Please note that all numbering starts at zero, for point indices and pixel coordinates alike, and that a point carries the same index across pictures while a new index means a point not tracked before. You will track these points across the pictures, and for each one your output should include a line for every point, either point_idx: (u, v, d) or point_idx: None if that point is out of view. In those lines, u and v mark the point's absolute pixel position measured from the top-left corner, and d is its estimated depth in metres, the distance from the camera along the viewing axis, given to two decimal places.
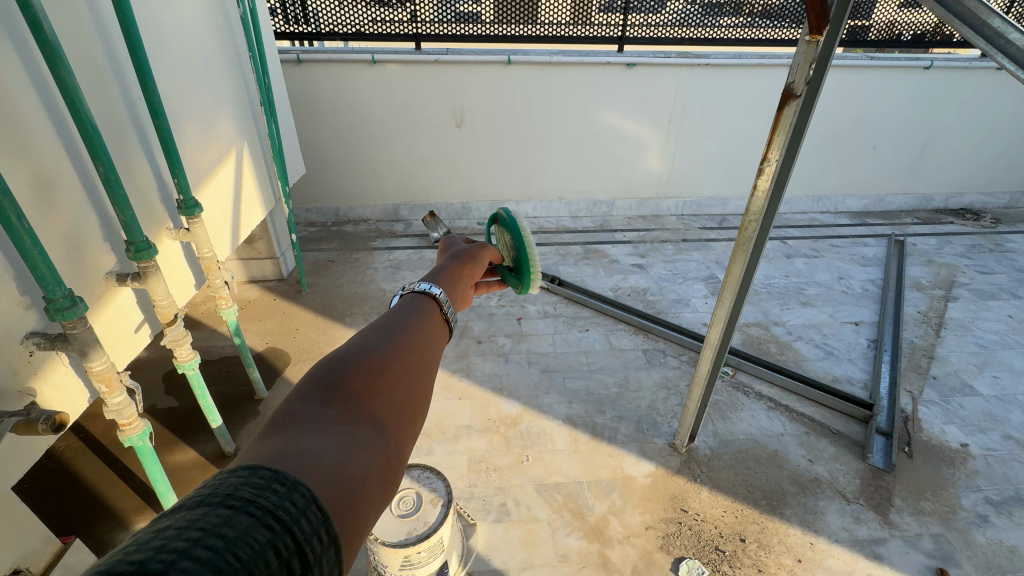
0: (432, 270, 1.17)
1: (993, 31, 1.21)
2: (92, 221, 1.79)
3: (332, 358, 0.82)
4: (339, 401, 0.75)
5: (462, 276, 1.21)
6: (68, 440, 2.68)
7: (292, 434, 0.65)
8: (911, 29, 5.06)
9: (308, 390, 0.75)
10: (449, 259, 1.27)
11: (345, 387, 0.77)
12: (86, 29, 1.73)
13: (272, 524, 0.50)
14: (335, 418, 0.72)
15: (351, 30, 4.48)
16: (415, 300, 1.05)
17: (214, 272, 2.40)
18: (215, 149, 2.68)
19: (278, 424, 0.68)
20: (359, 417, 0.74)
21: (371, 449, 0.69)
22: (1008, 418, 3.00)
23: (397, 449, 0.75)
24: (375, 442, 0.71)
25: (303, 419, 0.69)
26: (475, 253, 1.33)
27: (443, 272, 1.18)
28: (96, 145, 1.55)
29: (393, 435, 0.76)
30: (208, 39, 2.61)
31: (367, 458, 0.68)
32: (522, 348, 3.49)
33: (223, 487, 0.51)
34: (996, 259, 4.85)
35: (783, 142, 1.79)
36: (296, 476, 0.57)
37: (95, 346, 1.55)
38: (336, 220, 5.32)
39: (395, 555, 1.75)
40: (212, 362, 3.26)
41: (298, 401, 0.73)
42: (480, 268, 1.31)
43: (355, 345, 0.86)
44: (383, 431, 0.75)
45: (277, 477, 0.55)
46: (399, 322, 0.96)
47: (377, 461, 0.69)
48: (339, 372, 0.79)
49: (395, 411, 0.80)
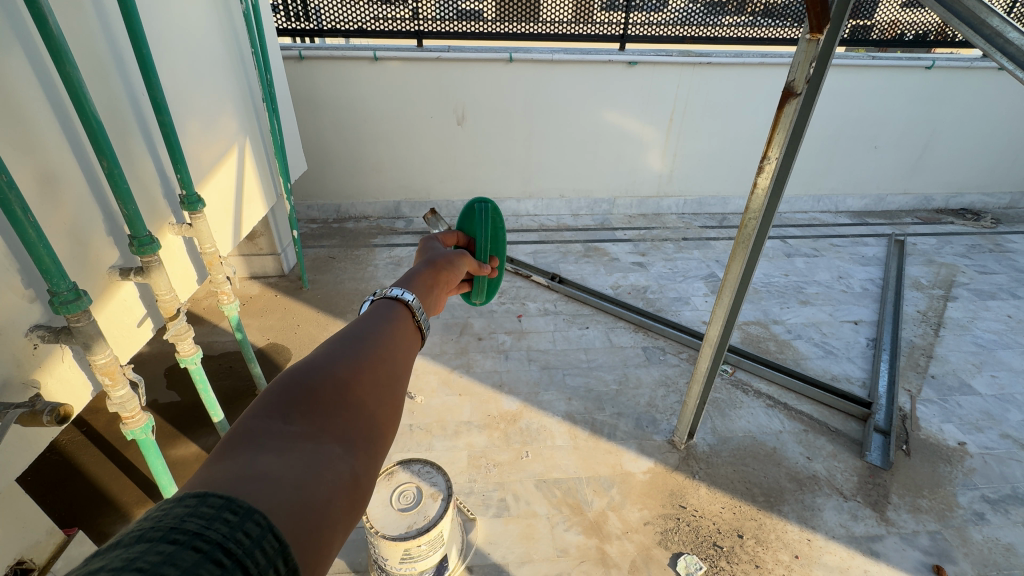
0: (405, 277, 1.13)
1: (992, 30, 1.22)
2: (94, 215, 1.79)
3: (295, 369, 0.76)
4: (302, 415, 0.69)
5: (435, 283, 1.19)
6: (71, 434, 2.69)
7: (249, 455, 0.59)
8: (913, 29, 5.06)
9: (268, 405, 0.69)
10: (424, 264, 1.24)
11: (308, 401, 0.71)
12: (91, 25, 1.74)
13: (222, 559, 0.44)
14: (298, 436, 0.66)
15: (353, 26, 4.49)
16: (386, 307, 1.01)
17: (216, 267, 2.42)
18: (218, 145, 2.70)
19: (233, 445, 0.61)
20: (325, 433, 0.68)
21: (337, 468, 0.64)
22: (1005, 417, 3.01)
23: (368, 464, 0.69)
24: (342, 460, 0.66)
25: (261, 438, 0.63)
26: (450, 260, 1.30)
27: (416, 278, 1.15)
28: (100, 140, 1.56)
29: (363, 450, 0.70)
30: (211, 35, 2.62)
31: (333, 478, 0.62)
32: (523, 345, 3.51)
33: (167, 520, 0.45)
34: (996, 259, 4.85)
35: (782, 140, 1.80)
36: (249, 503, 0.51)
37: (99, 339, 1.56)
38: (338, 217, 5.33)
39: (395, 548, 1.76)
40: (213, 357, 3.28)
41: (256, 417, 0.67)
42: (455, 276, 1.29)
43: (320, 356, 0.81)
44: (352, 447, 0.69)
45: (228, 506, 0.49)
46: (370, 330, 0.92)
47: (345, 481, 0.63)
48: (302, 384, 0.74)
49: (366, 425, 0.74)
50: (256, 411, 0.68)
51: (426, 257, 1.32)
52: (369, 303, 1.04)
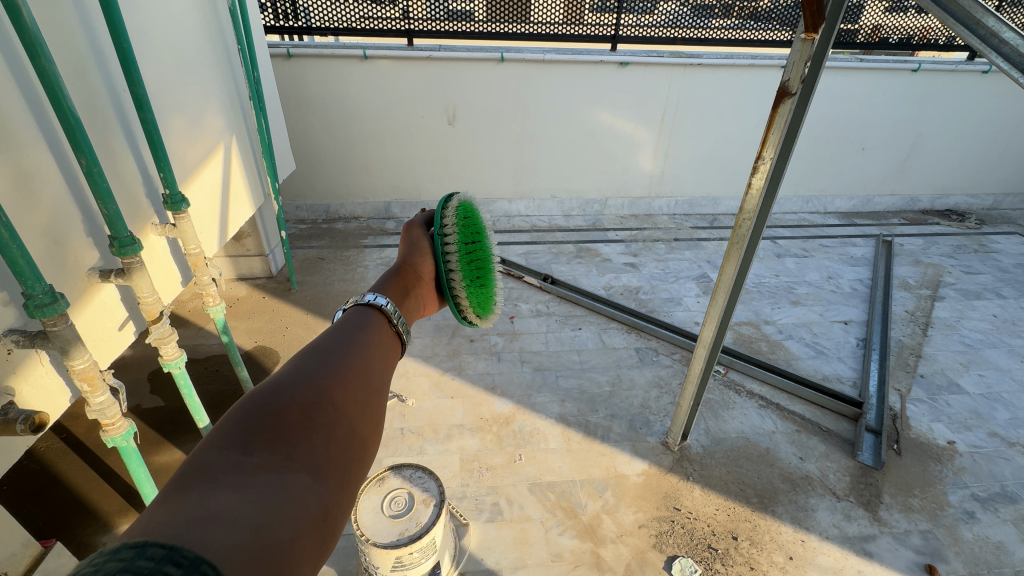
0: (380, 280, 1.11)
1: (987, 30, 1.21)
2: (74, 215, 1.74)
3: (257, 390, 0.70)
4: (264, 444, 0.63)
5: (409, 287, 1.17)
6: (50, 441, 2.61)
7: (201, 495, 0.54)
8: (897, 33, 5.08)
9: (227, 431, 0.63)
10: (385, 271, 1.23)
11: (272, 426, 0.65)
12: (69, 19, 1.69)
13: None
14: (259, 468, 0.60)
15: (342, 25, 4.42)
16: (360, 314, 0.97)
17: (201, 268, 2.33)
18: (204, 144, 2.64)
19: (185, 482, 0.56)
20: (290, 460, 0.62)
21: (304, 500, 0.58)
22: (993, 416, 3.04)
23: (342, 490, 0.63)
24: (311, 490, 0.60)
25: (216, 473, 0.58)
26: (414, 253, 1.28)
27: (387, 280, 1.13)
28: (78, 137, 1.50)
29: (336, 475, 0.64)
30: (196, 32, 2.56)
31: (299, 515, 0.56)
32: (515, 346, 3.48)
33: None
34: (981, 259, 4.92)
35: (777, 140, 1.79)
36: (196, 552, 0.46)
37: (77, 343, 1.51)
38: (327, 217, 5.27)
39: (386, 557, 1.71)
40: (198, 361, 3.20)
41: (212, 447, 0.61)
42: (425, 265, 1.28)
43: (288, 373, 0.75)
44: (323, 474, 0.63)
45: (171, 557, 0.44)
46: (345, 341, 0.86)
47: (313, 515, 0.58)
48: (266, 407, 0.67)
49: (341, 445, 0.68)
50: (213, 439, 0.62)
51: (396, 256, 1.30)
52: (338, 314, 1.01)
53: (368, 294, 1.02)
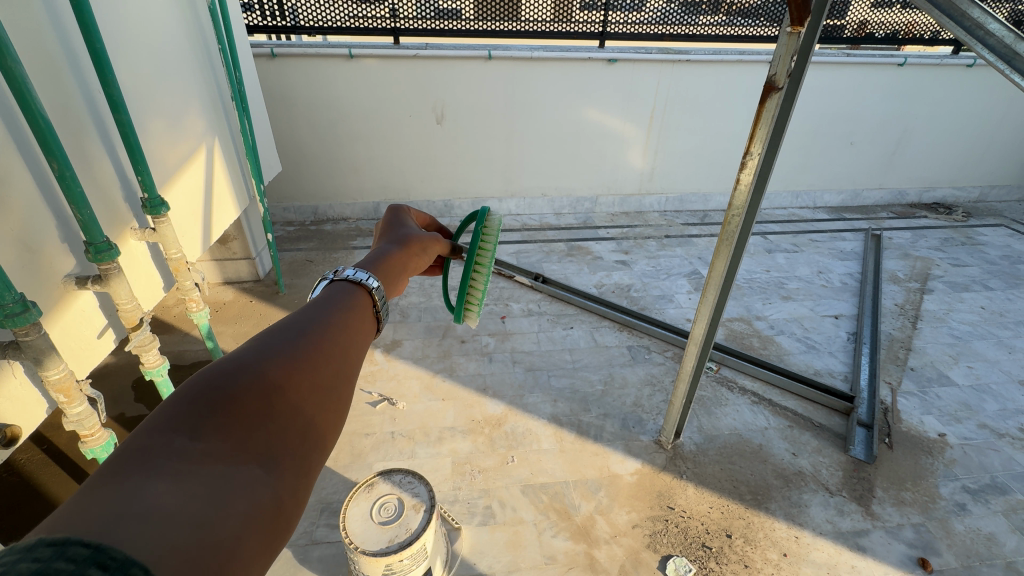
0: (369, 259, 1.08)
1: (973, 21, 1.19)
2: (48, 222, 1.69)
3: (213, 367, 0.66)
4: (215, 429, 0.59)
5: (402, 266, 1.14)
6: (30, 452, 2.54)
7: (137, 482, 0.49)
8: (883, 28, 5.10)
9: (174, 413, 0.59)
10: (391, 242, 1.22)
11: (225, 410, 0.62)
12: (39, 19, 1.63)
13: None
14: (208, 455, 0.56)
15: (328, 24, 4.36)
16: (337, 291, 0.96)
17: (183, 273, 2.28)
18: (185, 146, 2.58)
19: (119, 464, 0.51)
20: (241, 451, 0.59)
21: (254, 495, 0.55)
22: (982, 407, 3.06)
23: (294, 485, 0.61)
24: (262, 484, 0.57)
25: (156, 458, 0.53)
26: (421, 238, 1.27)
27: (382, 259, 1.10)
28: (49, 141, 1.45)
29: (291, 468, 0.62)
30: (175, 31, 2.50)
31: (247, 511, 0.53)
32: (507, 346, 3.45)
33: None
34: (968, 251, 4.97)
35: (765, 135, 1.77)
36: (126, 553, 0.40)
37: (51, 353, 1.46)
38: (315, 219, 5.21)
39: (375, 565, 1.67)
40: (184, 367, 3.14)
41: (155, 429, 0.56)
42: (430, 253, 1.29)
43: (250, 352, 0.71)
44: (275, 468, 0.60)
45: (96, 558, 0.38)
46: (315, 319, 0.84)
47: (264, 510, 0.55)
48: (222, 388, 0.64)
49: (296, 436, 0.66)
50: (157, 419, 0.57)
51: (382, 238, 1.28)
52: (324, 283, 0.99)
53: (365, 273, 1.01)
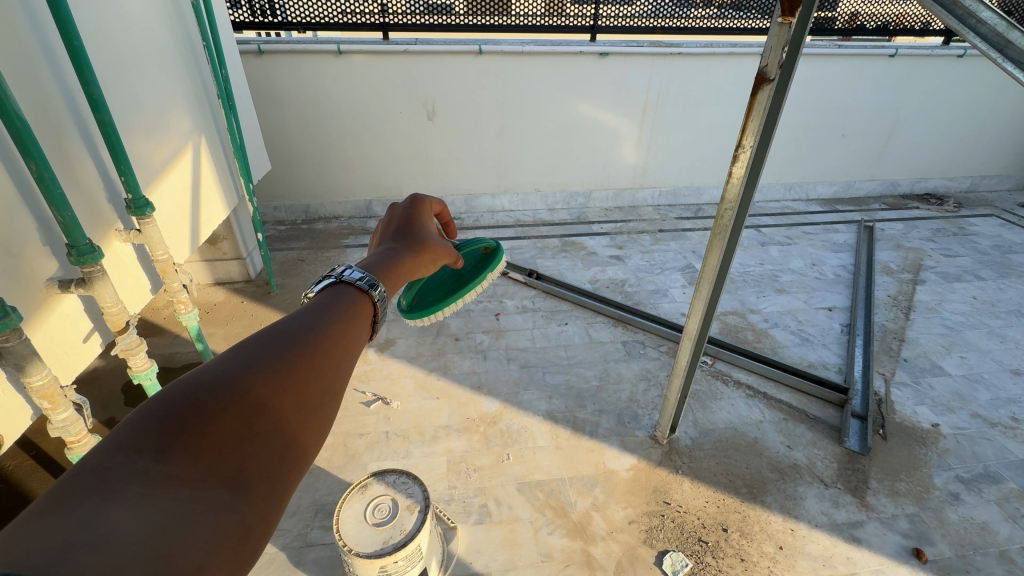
0: (374, 264, 1.04)
1: (965, 10, 1.18)
2: (29, 225, 1.65)
3: (191, 380, 0.64)
4: (184, 450, 0.57)
5: (404, 276, 1.09)
6: (18, 459, 2.51)
7: (88, 513, 0.47)
8: (874, 19, 5.12)
9: (143, 430, 0.57)
10: (398, 244, 1.17)
11: (198, 430, 0.59)
12: (14, 18, 1.58)
13: None
14: (174, 478, 0.54)
15: (317, 20, 4.31)
16: (340, 295, 0.92)
17: (170, 275, 2.25)
18: (169, 145, 2.53)
19: (76, 488, 0.49)
20: (212, 473, 0.57)
21: (220, 522, 0.53)
22: (974, 397, 3.07)
23: (265, 509, 0.59)
24: (230, 510, 0.55)
25: (117, 483, 0.51)
26: (436, 246, 1.20)
27: (385, 266, 1.05)
28: (27, 144, 1.41)
29: (263, 492, 0.60)
30: (157, 27, 2.45)
31: (210, 539, 0.51)
32: (501, 344, 3.43)
33: None
34: (960, 242, 4.99)
35: (757, 127, 1.75)
36: None
37: (33, 358, 1.43)
38: (306, 218, 5.16)
39: (370, 566, 1.65)
40: (174, 370, 3.10)
41: (122, 450, 0.54)
42: (441, 262, 1.23)
43: (231, 364, 0.69)
44: (246, 492, 0.58)
45: None
46: (303, 326, 0.80)
47: (229, 538, 0.53)
48: (197, 405, 0.61)
49: (273, 456, 0.64)
50: (125, 436, 0.55)
51: (400, 234, 1.23)
52: (326, 280, 0.96)
53: (368, 279, 0.98)
